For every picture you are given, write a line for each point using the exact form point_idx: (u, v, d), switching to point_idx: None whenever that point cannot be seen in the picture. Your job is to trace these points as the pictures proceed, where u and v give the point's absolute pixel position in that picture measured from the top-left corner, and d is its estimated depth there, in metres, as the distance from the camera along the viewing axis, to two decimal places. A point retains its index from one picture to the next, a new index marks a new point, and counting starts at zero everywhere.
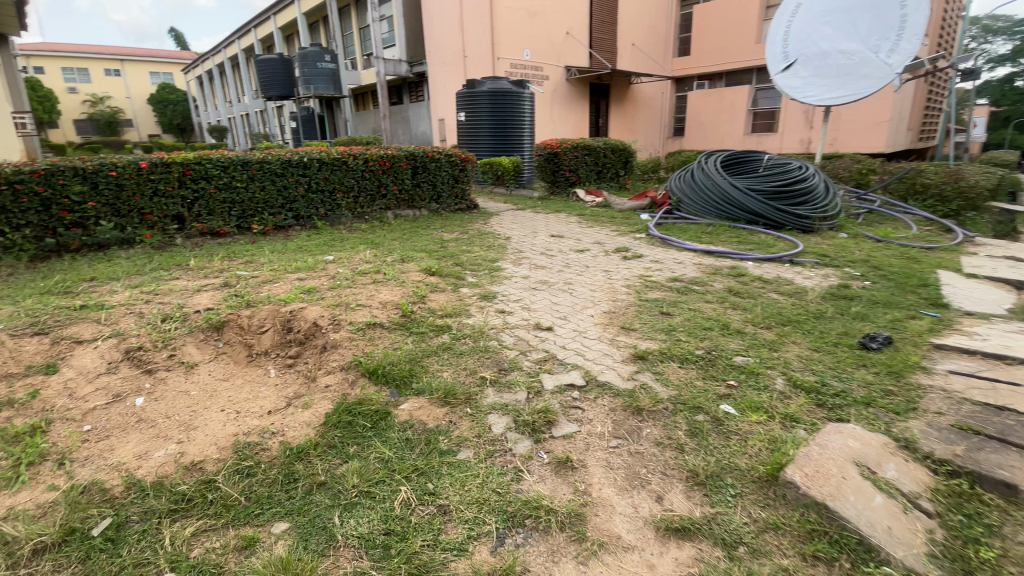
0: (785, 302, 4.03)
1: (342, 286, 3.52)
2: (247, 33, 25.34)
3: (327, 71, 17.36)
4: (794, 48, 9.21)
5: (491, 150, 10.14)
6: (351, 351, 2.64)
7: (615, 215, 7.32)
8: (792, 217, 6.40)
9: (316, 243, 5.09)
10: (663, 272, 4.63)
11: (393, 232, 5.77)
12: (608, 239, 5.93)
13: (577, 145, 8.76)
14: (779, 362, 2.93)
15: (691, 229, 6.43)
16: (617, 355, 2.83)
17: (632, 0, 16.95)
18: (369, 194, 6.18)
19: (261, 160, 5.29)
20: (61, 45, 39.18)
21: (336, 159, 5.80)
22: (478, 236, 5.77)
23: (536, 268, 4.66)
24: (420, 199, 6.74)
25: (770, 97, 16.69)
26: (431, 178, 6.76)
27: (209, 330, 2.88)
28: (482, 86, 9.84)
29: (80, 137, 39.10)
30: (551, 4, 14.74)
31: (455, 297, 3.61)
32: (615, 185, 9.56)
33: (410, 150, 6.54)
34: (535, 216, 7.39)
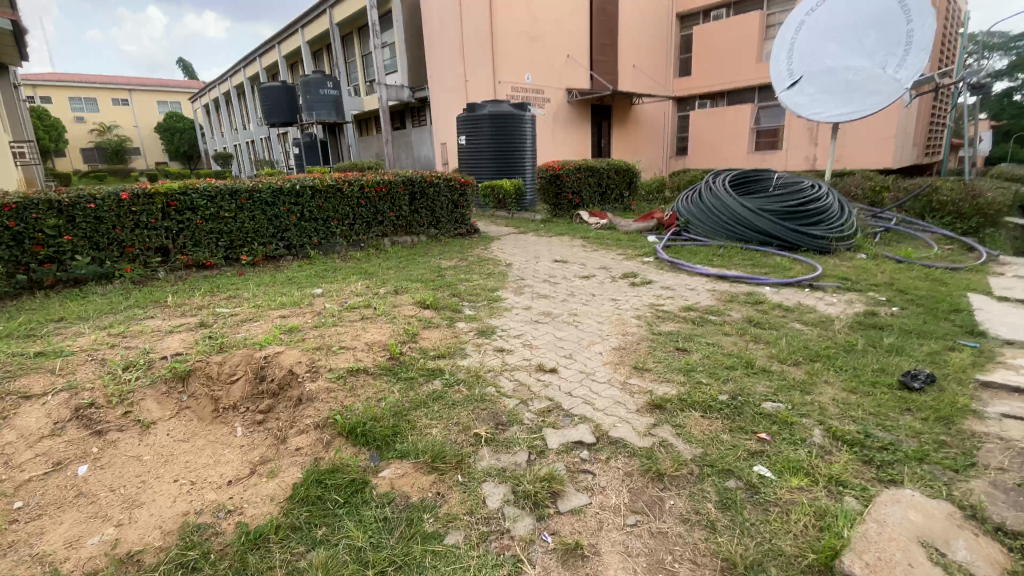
0: (810, 333, 3.69)
1: (327, 326, 3.23)
2: (252, 62, 25.69)
3: (329, 98, 17.43)
4: (799, 66, 9.03)
5: (493, 173, 9.94)
6: (328, 405, 2.34)
7: (621, 237, 7.04)
8: (807, 238, 6.10)
9: (307, 274, 4.82)
10: (674, 300, 4.32)
11: (390, 260, 5.49)
12: (615, 264, 5.63)
13: (580, 166, 8.54)
14: (813, 409, 2.58)
15: (701, 252, 6.13)
16: (630, 403, 2.50)
17: (632, 23, 17.00)
18: (364, 221, 5.93)
19: (250, 189, 5.07)
20: (71, 77, 39.98)
21: (329, 186, 5.58)
22: (479, 262, 5.50)
23: (539, 298, 4.35)
24: (418, 225, 6.48)
25: (773, 114, 16.58)
26: (429, 204, 6.52)
27: (173, 381, 2.62)
28: (482, 110, 9.72)
29: (88, 166, 39.62)
30: (551, 28, 14.77)
31: (450, 334, 3.30)
32: (620, 207, 9.35)
33: (408, 175, 6.31)
34: (538, 240, 7.13)
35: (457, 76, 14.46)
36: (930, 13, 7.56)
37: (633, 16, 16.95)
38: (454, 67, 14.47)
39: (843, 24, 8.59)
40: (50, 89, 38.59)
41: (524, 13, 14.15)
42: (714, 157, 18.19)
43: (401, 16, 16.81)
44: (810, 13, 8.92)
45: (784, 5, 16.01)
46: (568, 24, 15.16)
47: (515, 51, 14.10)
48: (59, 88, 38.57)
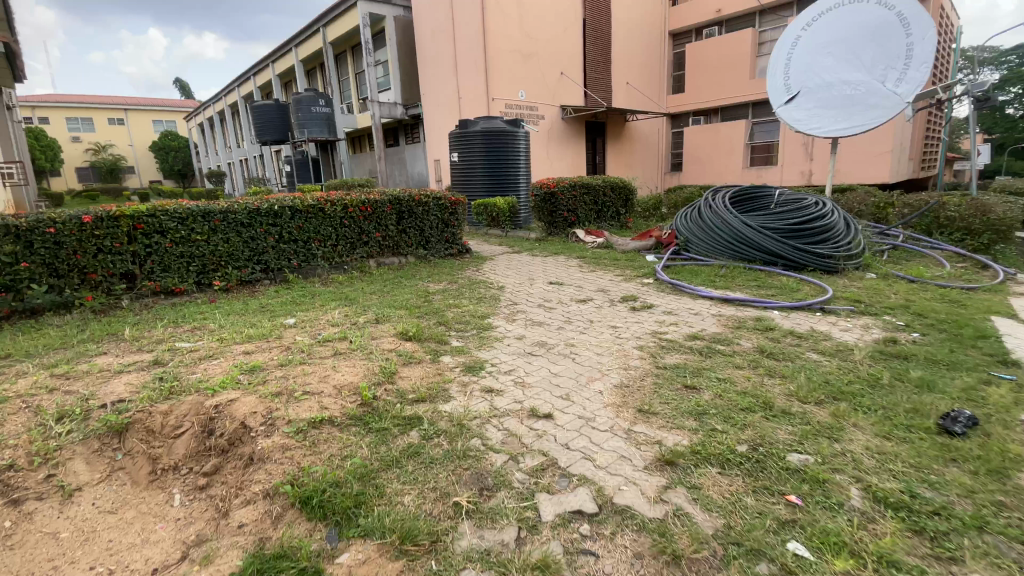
0: (829, 366, 3.37)
1: (293, 363, 2.88)
2: (246, 81, 25.63)
3: (322, 115, 17.27)
4: (796, 81, 8.83)
5: (486, 191, 9.69)
6: (281, 468, 2.00)
7: (619, 256, 6.74)
8: (813, 257, 5.82)
9: (283, 301, 4.48)
10: (678, 327, 4.00)
11: (373, 284, 5.17)
12: (614, 285, 5.32)
13: (575, 183, 8.28)
14: (848, 463, 2.24)
15: (703, 273, 5.84)
16: (638, 459, 2.15)
17: (626, 40, 17.00)
18: (348, 242, 5.61)
19: (224, 210, 4.75)
20: (67, 97, 39.94)
21: (310, 206, 5.27)
22: (469, 286, 5.18)
23: (533, 326, 4.02)
24: (406, 246, 6.15)
25: (767, 130, 16.55)
26: (417, 224, 6.21)
27: (109, 436, 2.26)
28: (475, 126, 9.50)
29: (81, 185, 39.33)
30: (545, 46, 14.68)
31: (432, 371, 2.97)
32: (617, 225, 9.09)
33: (395, 194, 6.02)
34: (532, 260, 6.82)
35: (450, 93, 14.32)
36: (930, 26, 7.43)
37: (626, 34, 16.94)
38: (448, 84, 14.33)
39: (840, 38, 8.42)
40: (45, 109, 38.49)
41: (517, 30, 14.05)
42: (710, 173, 18.06)
43: (394, 34, 16.75)
44: (806, 28, 8.74)
45: (776, 23, 16.13)
46: (562, 42, 15.10)
47: (508, 68, 13.97)
48: (54, 108, 38.50)
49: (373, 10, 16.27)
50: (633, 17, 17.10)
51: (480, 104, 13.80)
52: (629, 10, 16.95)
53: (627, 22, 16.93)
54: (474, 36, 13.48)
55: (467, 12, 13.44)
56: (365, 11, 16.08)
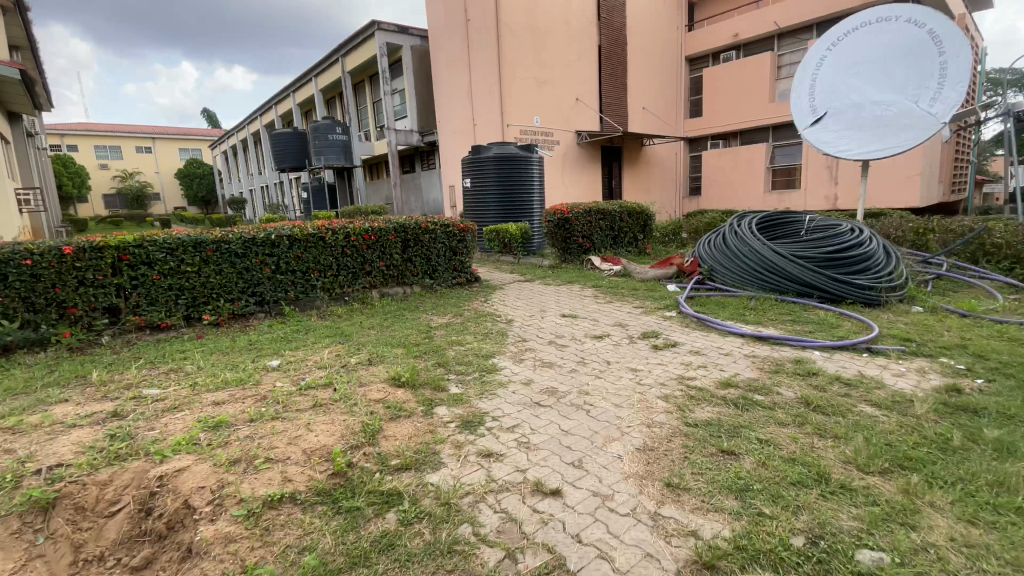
0: (886, 422, 2.88)
1: (264, 419, 2.52)
2: (268, 110, 26.17)
3: (338, 142, 17.38)
4: (823, 101, 8.42)
5: (499, 217, 9.41)
6: (220, 567, 1.61)
7: (638, 286, 6.30)
8: (852, 288, 5.33)
9: (273, 337, 4.15)
10: (706, 371, 3.54)
11: (373, 317, 4.80)
12: (633, 319, 4.88)
13: (591, 209, 7.91)
14: (934, 564, 1.77)
15: (731, 305, 5.37)
16: (667, 559, 1.72)
17: (642, 66, 16.87)
18: (350, 272, 5.28)
19: (217, 239, 4.48)
20: (99, 127, 41.40)
21: (309, 235, 4.97)
22: (475, 318, 4.79)
23: (543, 367, 3.60)
24: (411, 275, 5.78)
25: (789, 154, 16.14)
26: (424, 252, 5.86)
27: (30, 514, 1.91)
28: (488, 152, 9.27)
29: (108, 211, 40.40)
30: (560, 72, 14.59)
31: (423, 427, 2.57)
32: (635, 251, 8.69)
33: (401, 221, 5.68)
34: (545, 290, 6.43)
35: (464, 120, 14.24)
36: (964, 43, 6.99)
37: (642, 60, 16.82)
38: (463, 111, 14.28)
39: (868, 58, 8.05)
40: (77, 138, 39.88)
41: (532, 57, 13.98)
42: (729, 197, 17.60)
43: (411, 63, 16.90)
44: (831, 48, 8.40)
45: (795, 46, 15.86)
46: (577, 68, 15.01)
47: (523, 94, 13.87)
48: (86, 137, 39.84)
49: (390, 40, 16.46)
50: (649, 43, 17.01)
51: (494, 130, 13.67)
52: (645, 36, 16.87)
53: (643, 48, 16.83)
54: (488, 63, 13.45)
55: (482, 40, 13.43)
56: (382, 41, 16.28)
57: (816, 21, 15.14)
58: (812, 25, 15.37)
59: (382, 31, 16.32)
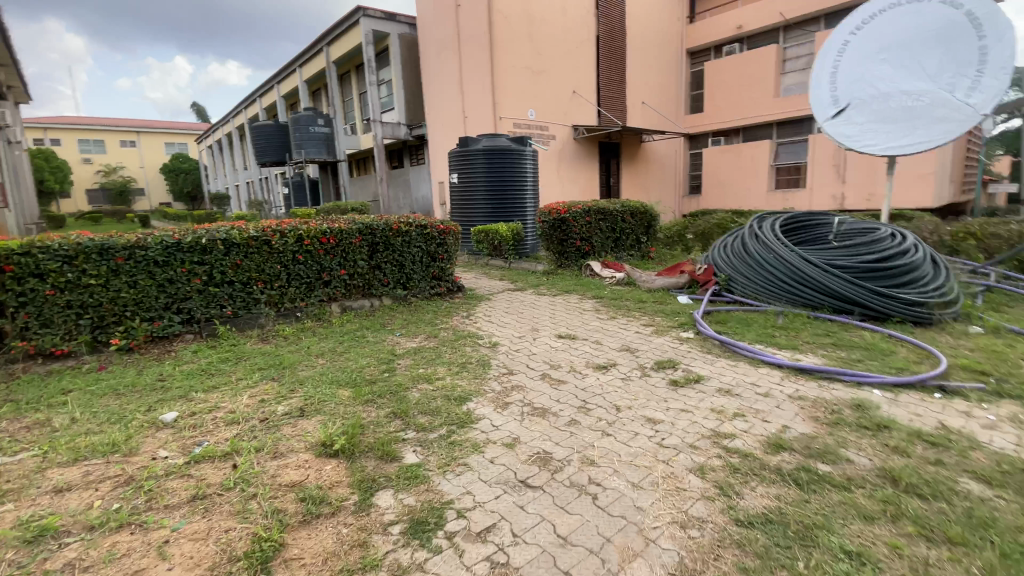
0: (1010, 511, 2.04)
1: (108, 529, 1.70)
2: (253, 102, 25.15)
3: (320, 135, 16.50)
4: (845, 91, 7.19)
5: (488, 216, 8.53)
6: None
7: (645, 298, 5.45)
8: (896, 304, 4.52)
9: (191, 369, 3.28)
10: (745, 425, 2.69)
11: (325, 339, 3.93)
12: (642, 343, 4.02)
13: (589, 208, 7.05)
14: None
15: (756, 324, 4.54)
16: None
17: (642, 58, 16.06)
18: (303, 282, 4.41)
19: (131, 245, 3.61)
20: (81, 120, 40.06)
21: (250, 238, 4.09)
22: (450, 340, 3.91)
23: (532, 417, 2.73)
24: (380, 284, 4.89)
25: (794, 151, 15.37)
26: (395, 258, 4.96)
27: None
28: (476, 144, 8.42)
29: (90, 207, 39.12)
30: (556, 62, 13.72)
31: (349, 537, 1.72)
32: (638, 255, 7.85)
33: (367, 222, 4.78)
34: (537, 301, 5.56)
35: (454, 113, 13.37)
36: (1010, 26, 5.91)
37: (641, 51, 16.00)
38: (452, 103, 13.39)
39: (897, 44, 6.89)
40: (57, 131, 38.52)
41: (526, 45, 13.09)
42: (731, 196, 16.80)
43: (398, 52, 16.00)
44: (855, 33, 7.15)
45: (800, 38, 15.04)
46: (574, 58, 14.15)
47: (517, 85, 12.98)
48: (66, 130, 38.52)
49: (376, 27, 15.56)
50: (649, 34, 16.21)
51: (486, 122, 12.77)
52: (645, 27, 16.04)
53: (643, 40, 16.01)
54: (479, 52, 12.56)
55: (473, 26, 12.54)
56: (367, 28, 15.38)
57: (824, 12, 14.34)
58: (819, 16, 14.56)
59: (368, 17, 15.45)
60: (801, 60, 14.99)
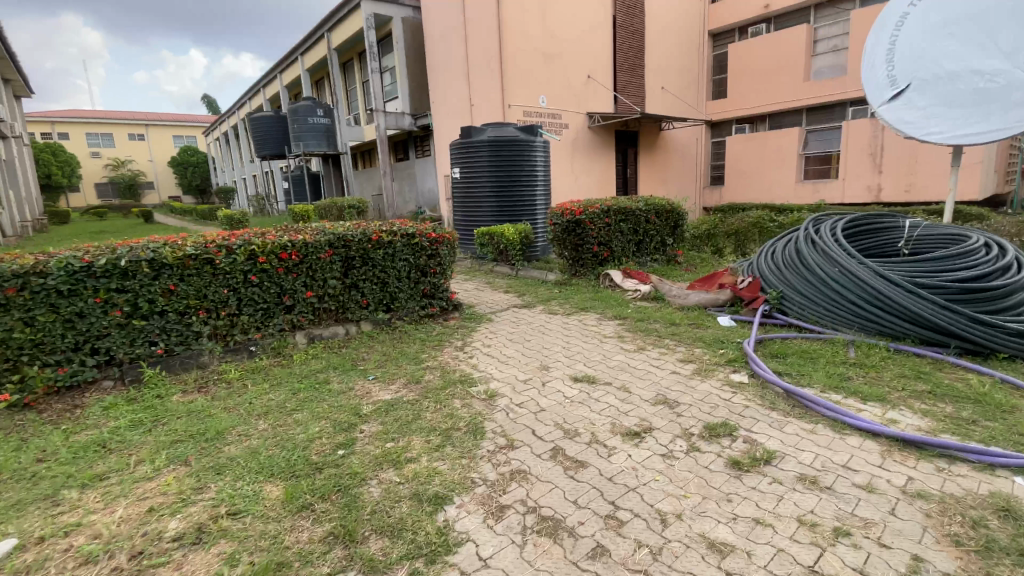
0: None
1: None
2: (257, 94, 24.45)
3: (320, 127, 15.71)
4: (904, 67, 5.63)
5: (493, 215, 7.61)
6: None
7: (678, 319, 4.50)
8: (1002, 335, 3.55)
9: (85, 445, 2.47)
10: (855, 557, 1.79)
11: (276, 388, 3.09)
12: (683, 392, 3.10)
13: (608, 208, 6.10)
14: None
15: (824, 361, 3.60)
16: None
17: (661, 39, 14.92)
18: (258, 308, 3.57)
19: (22, 271, 2.82)
20: (90, 114, 39.71)
21: (186, 258, 3.26)
22: (434, 389, 3.04)
23: (537, 538, 1.87)
24: (357, 307, 4.03)
25: (825, 139, 14.20)
26: (376, 274, 4.09)
27: None
28: (481, 134, 7.51)
29: (100, 201, 38.87)
30: (569, 45, 12.68)
31: None
32: (663, 259, 6.89)
33: (341, 232, 3.92)
34: (548, 322, 4.66)
35: (459, 101, 12.40)
36: None
37: (661, 33, 14.88)
38: (457, 90, 12.41)
39: (969, 13, 5.41)
40: (66, 125, 38.22)
41: (536, 27, 12.06)
42: (757, 188, 15.66)
43: (401, 37, 15.05)
44: (915, 1, 5.65)
45: (834, 17, 13.72)
46: (588, 40, 13.08)
47: (527, 71, 12.00)
48: (75, 124, 38.23)
49: (378, 10, 14.54)
50: (669, 15, 15.08)
51: (493, 110, 11.81)
52: (665, 7, 14.90)
53: (663, 21, 14.88)
54: (485, 34, 11.58)
55: (479, 7, 11.53)
56: (368, 12, 14.34)
57: None
58: None
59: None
60: (834, 41, 13.74)
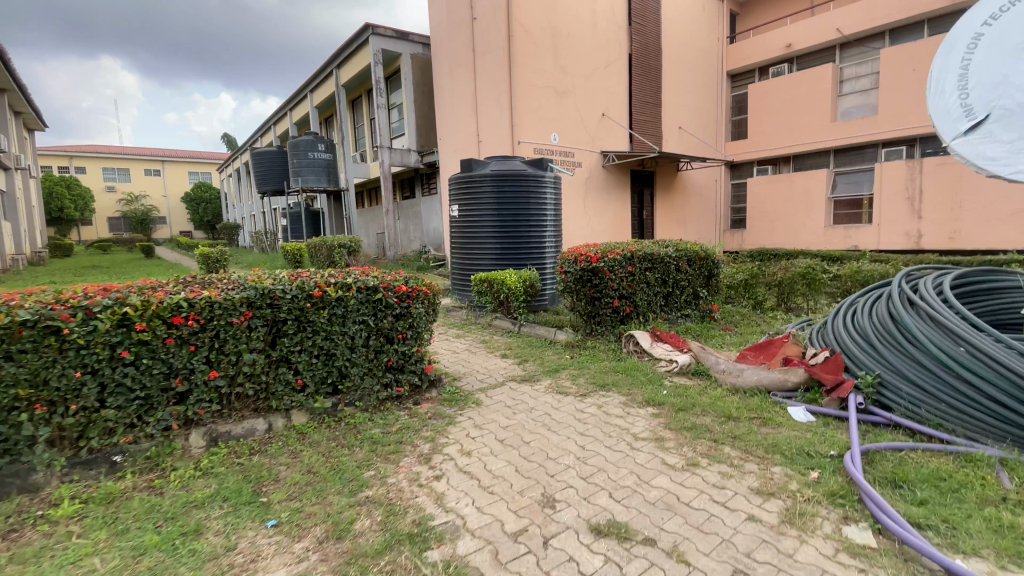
0: None
1: None
2: (269, 130, 24.31)
3: (320, 162, 15.07)
4: (984, 98, 4.22)
5: (494, 259, 6.53)
6: None
7: (736, 413, 3.23)
8: None
9: None
10: None
11: (113, 545, 1.94)
12: (775, 570, 1.87)
13: (632, 254, 4.86)
14: None
15: (973, 500, 2.35)
16: None
17: (679, 77, 14.22)
18: (131, 397, 2.45)
19: None
20: (109, 150, 40.20)
21: (15, 326, 2.18)
22: (363, 556, 1.84)
23: None
24: (287, 391, 2.87)
25: (856, 181, 13.11)
26: (318, 344, 2.94)
27: None
28: (483, 168, 6.56)
29: (111, 234, 38.80)
30: (583, 81, 11.95)
31: None
32: (696, 315, 5.66)
33: (269, 285, 2.81)
34: (553, 404, 3.41)
35: (464, 136, 11.59)
36: None
37: (678, 72, 14.18)
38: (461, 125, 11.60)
39: None
40: (85, 160, 38.57)
41: (548, 61, 11.34)
42: (783, 232, 14.52)
43: (409, 73, 14.52)
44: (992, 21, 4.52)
45: (858, 57, 12.97)
46: (603, 77, 12.35)
47: (536, 106, 11.20)
48: (94, 159, 38.63)
49: (387, 46, 14.13)
50: (687, 54, 14.45)
51: (500, 146, 10.95)
52: (683, 45, 14.27)
53: (680, 60, 14.25)
54: (493, 67, 10.84)
55: (488, 40, 10.86)
56: (377, 48, 13.96)
57: (889, 26, 12.24)
58: (885, 30, 12.45)
59: (377, 36, 14.02)
60: (861, 81, 12.87)
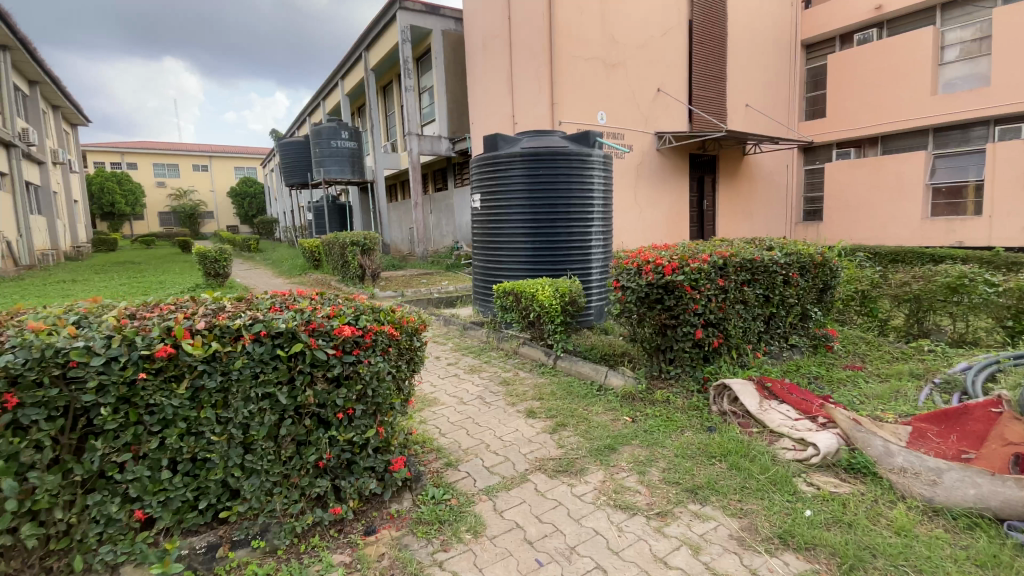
0: None
1: None
2: (304, 122, 23.74)
3: (344, 150, 14.00)
4: None
5: (525, 265, 5.08)
6: None
7: None
8: None
9: None
10: None
11: None
12: None
13: (725, 260, 3.28)
14: None
15: None
16: None
17: (747, 45, 12.21)
18: None
19: None
20: (159, 146, 40.98)
21: None
22: None
23: None
24: (106, 529, 1.54)
25: (959, 166, 10.69)
26: (172, 443, 1.58)
27: None
28: (513, 146, 5.10)
29: (162, 229, 39.69)
30: (635, 52, 10.24)
31: None
32: (806, 345, 4.00)
33: (68, 338, 1.47)
34: (608, 529, 1.95)
35: (495, 118, 10.11)
36: None
37: (746, 41, 12.18)
38: (493, 104, 10.12)
39: None
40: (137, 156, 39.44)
41: (595, 27, 9.68)
42: (866, 228, 12.19)
43: (440, 51, 13.14)
44: None
45: (965, 18, 10.52)
46: (658, 47, 10.57)
47: (580, 80, 9.58)
48: (145, 155, 39.47)
49: (415, 22, 12.76)
50: (757, 18, 12.37)
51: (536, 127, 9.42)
52: (751, 9, 12.22)
53: (749, 26, 12.23)
54: (529, 36, 9.29)
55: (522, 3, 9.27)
56: (404, 24, 12.64)
57: None
58: None
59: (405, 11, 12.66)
60: (968, 46, 10.46)
